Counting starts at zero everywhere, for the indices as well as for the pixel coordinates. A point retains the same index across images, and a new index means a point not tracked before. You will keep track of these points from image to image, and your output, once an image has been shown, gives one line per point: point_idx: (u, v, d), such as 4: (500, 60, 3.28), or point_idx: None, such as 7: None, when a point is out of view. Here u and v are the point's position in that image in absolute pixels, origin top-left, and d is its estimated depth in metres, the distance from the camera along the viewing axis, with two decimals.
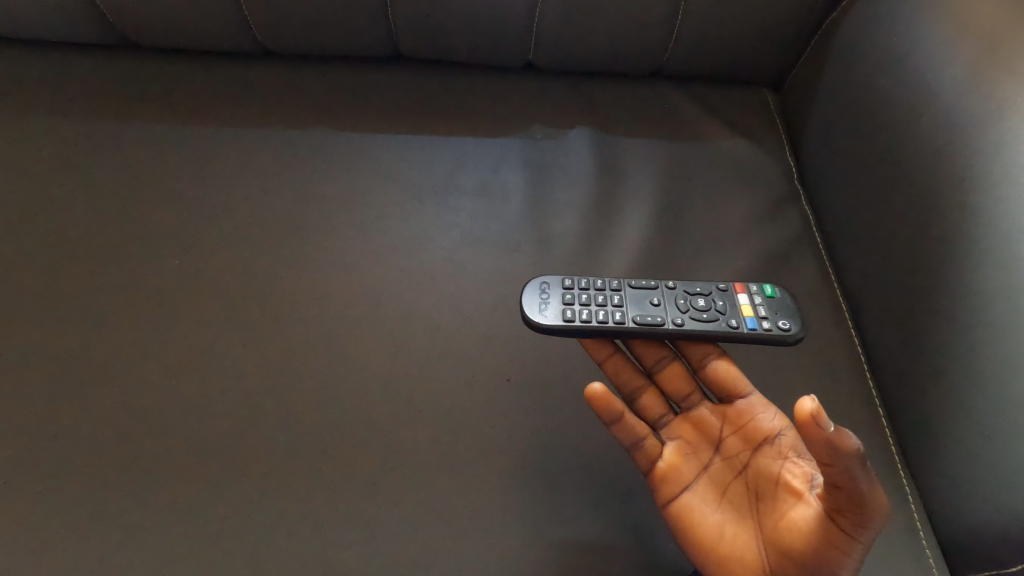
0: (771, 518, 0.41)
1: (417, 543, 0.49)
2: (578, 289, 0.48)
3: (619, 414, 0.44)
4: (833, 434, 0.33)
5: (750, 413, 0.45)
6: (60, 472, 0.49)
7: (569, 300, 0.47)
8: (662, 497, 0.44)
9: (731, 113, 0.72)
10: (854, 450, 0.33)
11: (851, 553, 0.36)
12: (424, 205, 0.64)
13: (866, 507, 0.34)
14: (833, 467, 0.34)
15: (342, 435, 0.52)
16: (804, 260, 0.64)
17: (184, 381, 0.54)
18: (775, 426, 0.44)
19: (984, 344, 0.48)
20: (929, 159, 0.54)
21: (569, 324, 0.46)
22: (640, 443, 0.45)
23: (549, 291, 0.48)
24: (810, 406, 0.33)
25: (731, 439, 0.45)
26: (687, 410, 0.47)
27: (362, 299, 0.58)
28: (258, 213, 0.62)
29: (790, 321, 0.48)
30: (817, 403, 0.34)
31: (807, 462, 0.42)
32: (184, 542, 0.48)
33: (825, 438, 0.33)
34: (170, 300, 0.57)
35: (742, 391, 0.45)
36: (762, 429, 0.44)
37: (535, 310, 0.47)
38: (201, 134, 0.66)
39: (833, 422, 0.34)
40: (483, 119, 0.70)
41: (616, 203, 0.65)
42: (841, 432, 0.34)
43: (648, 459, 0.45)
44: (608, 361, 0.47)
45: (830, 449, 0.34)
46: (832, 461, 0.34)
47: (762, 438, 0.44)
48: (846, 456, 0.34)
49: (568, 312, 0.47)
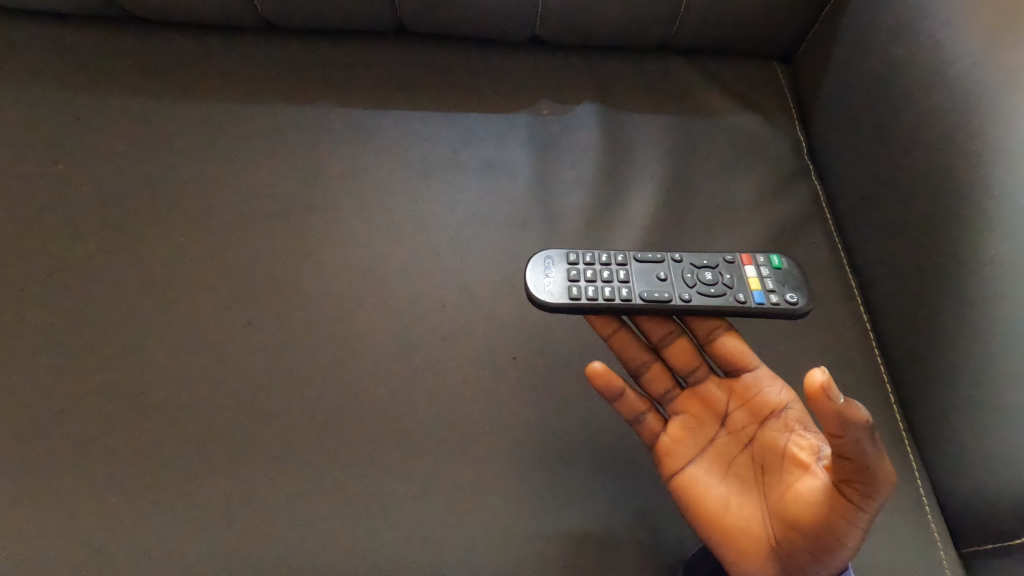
0: (776, 490, 0.40)
1: (429, 522, 0.49)
2: (581, 265, 0.48)
3: (620, 390, 0.45)
4: (842, 406, 0.33)
5: (756, 386, 0.45)
6: (72, 456, 0.50)
7: (573, 276, 0.47)
8: (666, 470, 0.44)
9: (737, 87, 0.71)
10: (862, 421, 0.33)
11: (857, 522, 0.36)
12: (432, 181, 0.63)
13: (873, 476, 0.34)
14: (841, 438, 0.34)
15: (350, 407, 0.53)
16: (813, 235, 0.63)
17: (192, 355, 0.54)
18: (782, 398, 0.44)
19: (990, 318, 0.48)
20: (942, 133, 0.54)
21: (574, 302, 0.46)
22: (641, 417, 0.45)
23: (553, 267, 0.48)
24: (820, 377, 0.33)
25: (737, 412, 0.45)
26: (693, 384, 0.47)
27: (368, 274, 0.58)
28: (264, 193, 0.61)
29: (796, 294, 0.47)
30: (826, 375, 0.34)
31: (814, 434, 0.42)
32: (198, 524, 0.48)
33: (834, 410, 0.33)
34: (179, 273, 0.57)
35: (749, 364, 0.45)
36: (768, 403, 0.44)
37: (539, 289, 0.47)
38: (206, 110, 0.66)
39: (844, 395, 0.34)
40: (490, 95, 0.69)
41: (625, 179, 0.64)
42: (850, 404, 0.34)
43: (651, 433, 0.45)
44: (613, 336, 0.47)
45: (839, 420, 0.33)
46: (840, 432, 0.34)
47: (768, 411, 0.44)
48: (854, 427, 0.33)
49: (573, 289, 0.46)
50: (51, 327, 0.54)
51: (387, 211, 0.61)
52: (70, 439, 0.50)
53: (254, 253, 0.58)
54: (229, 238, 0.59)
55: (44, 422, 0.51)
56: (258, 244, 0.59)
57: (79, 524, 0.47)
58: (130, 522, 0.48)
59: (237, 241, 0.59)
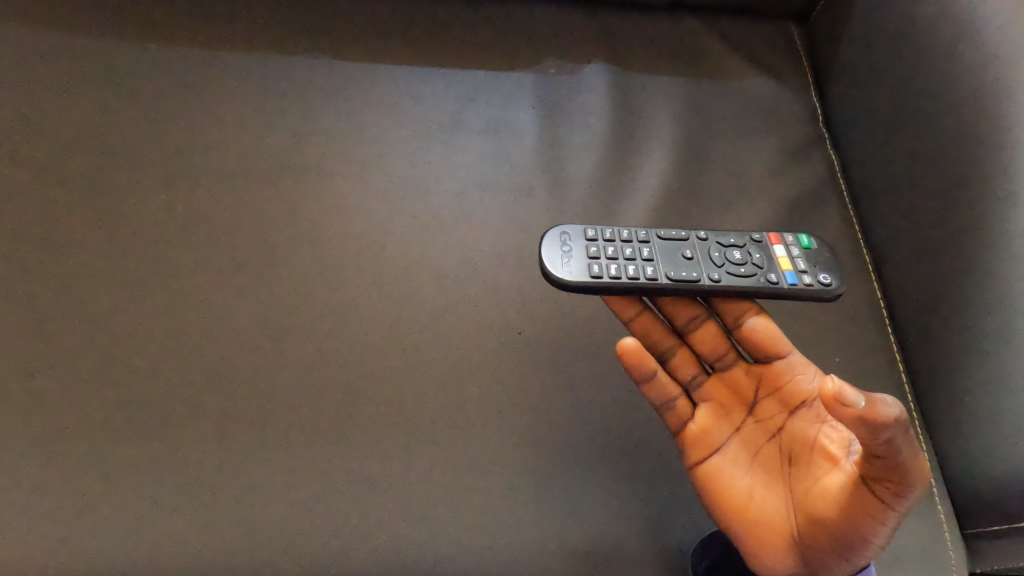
0: (804, 483, 0.40)
1: (436, 504, 0.47)
2: (601, 241, 0.45)
3: (651, 372, 0.43)
4: (868, 407, 0.31)
5: (788, 372, 0.44)
6: (56, 432, 0.47)
7: (593, 254, 0.45)
8: (690, 459, 0.43)
9: (751, 46, 0.68)
10: (896, 422, 0.32)
11: (886, 521, 0.35)
12: (434, 142, 0.60)
13: (905, 475, 0.33)
14: (871, 439, 0.32)
15: (350, 380, 0.51)
16: (826, 206, 0.61)
17: (179, 322, 0.51)
18: (814, 387, 0.44)
19: (1014, 303, 0.47)
20: (972, 104, 0.52)
21: (595, 281, 0.43)
22: (669, 404, 0.44)
23: (571, 243, 0.45)
24: (832, 385, 0.32)
25: (765, 400, 0.45)
26: (720, 370, 0.46)
27: (366, 240, 0.56)
28: (255, 151, 0.58)
29: (830, 275, 0.46)
30: (838, 383, 0.32)
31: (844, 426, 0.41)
32: (192, 505, 0.46)
33: (854, 416, 0.32)
34: (163, 234, 0.54)
35: (781, 350, 0.44)
36: (800, 392, 0.43)
37: (557, 265, 0.44)
38: (189, 56, 0.61)
39: (862, 396, 0.32)
40: (493, 49, 0.65)
41: (637, 145, 0.62)
42: (876, 404, 0.32)
43: (676, 420, 0.44)
44: (635, 319, 0.46)
45: (864, 424, 0.32)
46: (870, 434, 0.32)
47: (799, 399, 0.43)
48: (884, 427, 0.32)
49: (594, 266, 0.44)
50: (27, 292, 0.51)
51: (386, 173, 0.58)
52: (53, 413, 0.47)
53: (245, 218, 0.55)
54: (218, 201, 0.56)
55: (24, 394, 0.48)
56: (249, 206, 0.56)
57: (65, 505, 0.45)
58: (119, 502, 0.45)
59: (227, 203, 0.56)
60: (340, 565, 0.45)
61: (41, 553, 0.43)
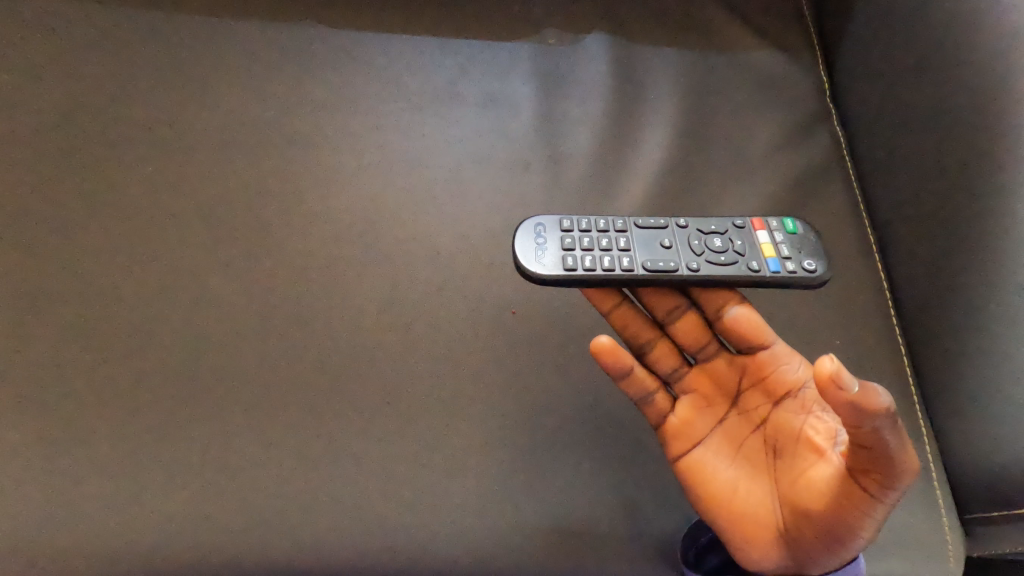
0: (788, 476, 0.40)
1: (426, 485, 0.47)
2: (576, 233, 0.45)
3: (628, 368, 0.42)
4: (857, 396, 0.31)
5: (773, 363, 0.44)
6: (46, 413, 0.47)
7: (568, 246, 0.44)
8: (673, 452, 0.43)
9: (757, 15, 0.66)
10: (884, 412, 0.31)
11: (874, 513, 0.35)
12: (425, 116, 0.59)
13: (895, 466, 0.33)
14: (863, 428, 0.32)
15: (338, 360, 0.50)
16: (830, 184, 0.60)
17: (166, 301, 0.51)
18: (799, 377, 0.43)
19: (1018, 289, 0.46)
20: (980, 79, 0.50)
21: (569, 273, 0.43)
22: (649, 398, 0.44)
23: (546, 235, 0.45)
24: (830, 365, 0.31)
25: (749, 391, 0.44)
26: (702, 361, 0.45)
27: (356, 216, 0.55)
28: (245, 127, 0.57)
29: (815, 262, 0.45)
30: (837, 363, 0.31)
31: (831, 418, 0.41)
32: (182, 485, 0.46)
33: (849, 401, 0.31)
34: (150, 211, 0.53)
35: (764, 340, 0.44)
36: (785, 382, 0.43)
37: (531, 258, 0.44)
38: (177, 30, 0.60)
39: (857, 381, 0.31)
40: (489, 18, 0.63)
41: (636, 119, 0.60)
42: (869, 392, 0.31)
43: (657, 414, 0.44)
44: (613, 311, 0.45)
45: (855, 412, 0.31)
46: (860, 423, 0.32)
47: (785, 389, 0.43)
48: (874, 416, 0.31)
49: (568, 259, 0.43)
50: (16, 270, 0.50)
51: (377, 148, 0.57)
52: (41, 395, 0.47)
53: (234, 193, 0.54)
54: (206, 176, 0.55)
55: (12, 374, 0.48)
56: (237, 182, 0.55)
57: (56, 486, 0.45)
58: (110, 482, 0.45)
59: (216, 179, 0.55)
60: (329, 545, 0.45)
61: (35, 533, 0.44)
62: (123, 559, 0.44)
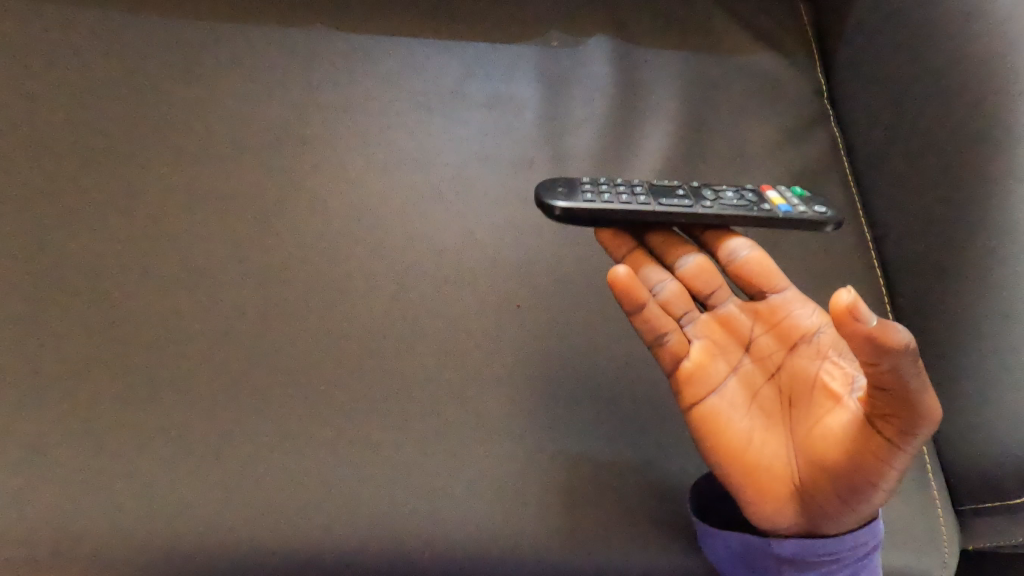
0: (804, 423, 0.42)
1: (437, 474, 0.48)
2: (596, 181, 0.46)
3: (642, 303, 0.43)
4: (875, 331, 0.32)
5: (785, 310, 0.46)
6: (64, 403, 0.47)
7: (587, 188, 0.45)
8: (688, 399, 0.44)
9: (758, 19, 0.67)
10: (904, 349, 0.32)
11: (891, 461, 0.37)
12: (433, 114, 0.60)
13: (916, 411, 0.35)
14: (881, 368, 0.33)
15: (351, 349, 0.51)
16: (830, 183, 0.61)
17: (182, 293, 0.51)
18: (812, 324, 0.45)
19: (1014, 285, 0.48)
20: (977, 82, 0.51)
21: (587, 202, 0.44)
22: (662, 340, 0.44)
23: (566, 183, 0.46)
24: (847, 297, 0.32)
25: (762, 339, 0.46)
26: (715, 308, 0.47)
27: (368, 210, 0.56)
28: (258, 124, 0.58)
29: (823, 207, 0.47)
30: (854, 296, 0.32)
31: (847, 364, 0.43)
32: (198, 474, 0.46)
33: (867, 335, 0.32)
34: (166, 205, 0.54)
35: (776, 287, 0.46)
36: (798, 329, 0.45)
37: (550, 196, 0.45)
38: (189, 30, 0.61)
39: (874, 315, 0.32)
40: (495, 21, 0.65)
41: (641, 118, 0.62)
42: (887, 329, 0.32)
43: (672, 359, 0.45)
44: (628, 257, 0.47)
45: (876, 348, 0.32)
46: (878, 362, 0.33)
47: (798, 337, 0.45)
48: (894, 354, 0.32)
49: (586, 194, 0.45)
50: (34, 263, 0.51)
51: (387, 144, 0.58)
52: (60, 385, 0.48)
53: (249, 188, 0.55)
54: (219, 174, 0.56)
55: (31, 364, 0.48)
56: (251, 177, 0.56)
57: (75, 474, 0.46)
58: (130, 471, 0.46)
59: (229, 176, 0.56)
60: (345, 530, 0.46)
61: (51, 522, 0.44)
62: (142, 547, 0.44)
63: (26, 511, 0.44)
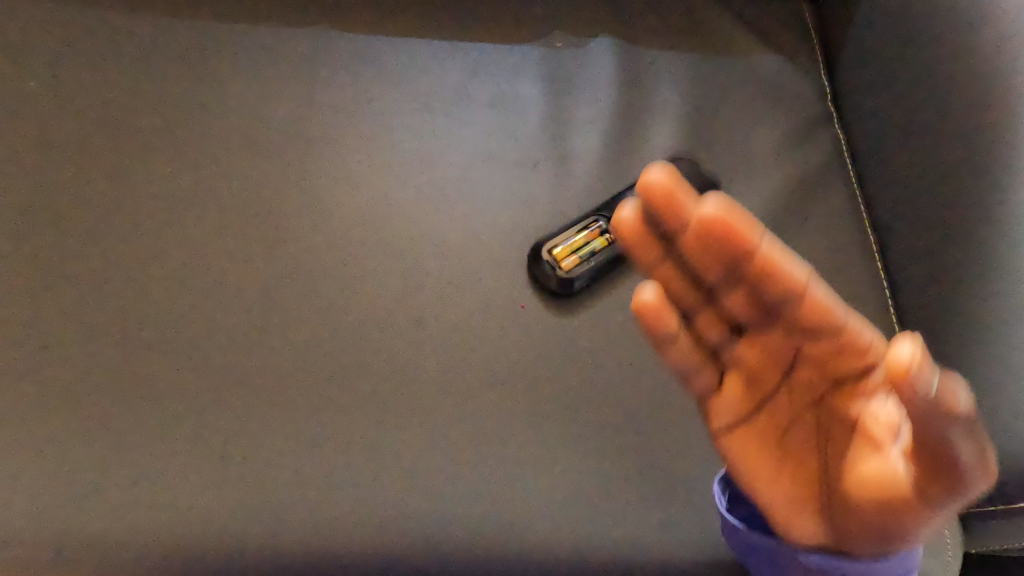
0: (844, 468, 0.39)
1: (442, 476, 0.48)
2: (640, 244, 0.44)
3: (670, 332, 0.41)
4: (925, 397, 0.27)
5: (846, 340, 0.37)
6: (71, 409, 0.47)
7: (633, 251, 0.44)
8: (719, 433, 0.42)
9: (762, 18, 0.66)
10: (956, 418, 0.28)
11: (934, 524, 0.33)
12: (436, 116, 0.60)
13: (964, 481, 0.29)
14: (924, 432, 0.29)
15: (357, 350, 0.51)
16: (832, 187, 0.62)
17: (187, 297, 0.51)
18: (877, 352, 0.37)
19: (1009, 294, 0.48)
20: (982, 90, 0.51)
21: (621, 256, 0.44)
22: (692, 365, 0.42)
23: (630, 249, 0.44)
24: (907, 357, 0.27)
25: (802, 367, 0.41)
26: (752, 333, 0.41)
27: (373, 213, 0.55)
28: (261, 125, 0.57)
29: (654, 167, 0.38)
30: (913, 352, 0.28)
31: (898, 404, 0.37)
32: (205, 478, 0.46)
33: (919, 400, 0.27)
34: (171, 208, 0.54)
35: (834, 320, 0.37)
36: (855, 363, 0.38)
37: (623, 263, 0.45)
38: (186, 24, 0.59)
39: (933, 376, 0.28)
40: (498, 18, 0.63)
41: (644, 120, 0.62)
42: (944, 396, 0.28)
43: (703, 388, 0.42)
44: (658, 276, 0.42)
45: (925, 418, 0.28)
46: (925, 427, 0.28)
47: (851, 372, 0.39)
48: (945, 423, 0.28)
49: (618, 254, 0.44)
50: (40, 268, 0.51)
51: (390, 146, 0.58)
52: (66, 391, 0.48)
53: (253, 190, 0.55)
54: (223, 174, 0.55)
55: (37, 370, 0.48)
56: (256, 179, 0.55)
57: (82, 481, 0.45)
58: (139, 476, 0.46)
59: (233, 177, 0.55)
60: (354, 532, 0.46)
61: (60, 526, 0.44)
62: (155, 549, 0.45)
63: (34, 516, 0.44)
